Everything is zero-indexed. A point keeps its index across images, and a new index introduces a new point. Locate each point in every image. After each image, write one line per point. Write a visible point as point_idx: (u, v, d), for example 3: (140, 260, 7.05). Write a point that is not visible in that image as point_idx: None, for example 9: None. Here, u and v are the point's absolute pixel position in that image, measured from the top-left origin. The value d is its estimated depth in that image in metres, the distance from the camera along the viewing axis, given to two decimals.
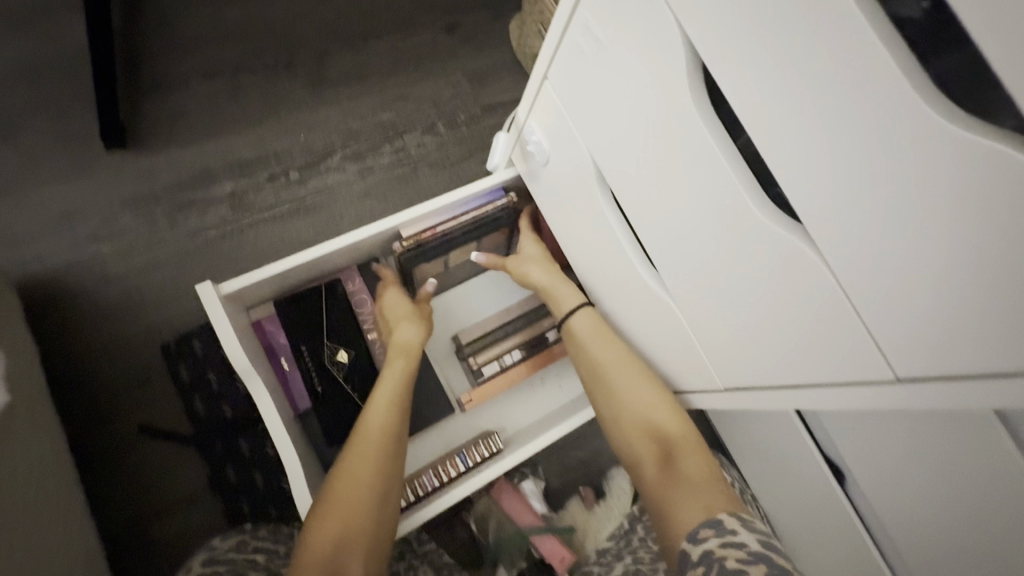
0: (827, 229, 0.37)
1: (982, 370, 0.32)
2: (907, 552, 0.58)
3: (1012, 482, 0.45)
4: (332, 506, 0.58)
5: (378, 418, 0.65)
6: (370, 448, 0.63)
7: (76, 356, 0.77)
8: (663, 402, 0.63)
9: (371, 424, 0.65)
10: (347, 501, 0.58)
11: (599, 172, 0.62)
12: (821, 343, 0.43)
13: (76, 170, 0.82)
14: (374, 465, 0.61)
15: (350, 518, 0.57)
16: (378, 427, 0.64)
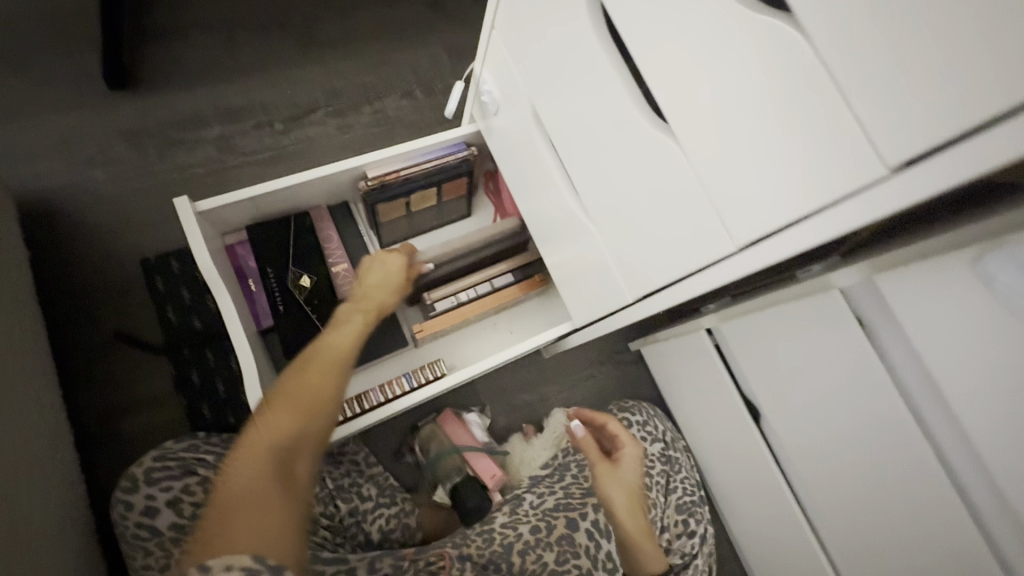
0: (682, 119, 0.45)
1: (787, 219, 0.38)
2: (792, 446, 0.73)
3: (859, 360, 0.58)
4: (249, 442, 0.61)
5: (315, 371, 0.68)
6: (299, 397, 0.65)
7: (65, 266, 0.86)
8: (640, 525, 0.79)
9: (304, 375, 0.67)
10: (260, 441, 0.61)
11: (536, 113, 0.70)
12: (681, 230, 0.50)
13: (78, 103, 0.91)
14: (294, 414, 0.64)
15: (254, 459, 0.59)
16: (314, 374, 0.68)
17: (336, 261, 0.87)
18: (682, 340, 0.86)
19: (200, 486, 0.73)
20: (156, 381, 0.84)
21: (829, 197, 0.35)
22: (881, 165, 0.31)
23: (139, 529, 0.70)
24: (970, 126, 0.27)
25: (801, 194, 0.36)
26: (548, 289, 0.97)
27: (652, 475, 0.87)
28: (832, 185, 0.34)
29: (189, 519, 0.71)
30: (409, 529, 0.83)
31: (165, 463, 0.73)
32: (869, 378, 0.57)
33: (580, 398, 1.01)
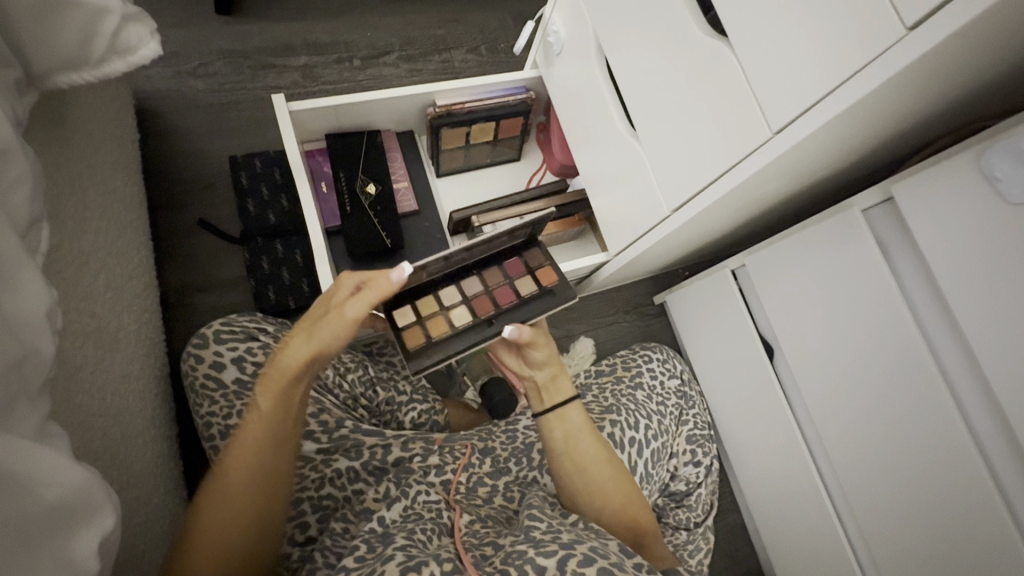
0: (737, 22, 0.52)
1: (836, 83, 0.44)
2: (801, 376, 0.79)
3: (876, 277, 0.63)
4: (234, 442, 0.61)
5: (265, 397, 0.62)
6: (258, 432, 0.61)
7: (163, 158, 0.96)
8: (599, 449, 0.73)
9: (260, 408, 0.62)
10: (234, 472, 0.60)
11: (599, 47, 0.78)
12: (726, 128, 0.56)
13: (189, 22, 1.03)
14: (263, 446, 0.61)
15: (230, 508, 0.59)
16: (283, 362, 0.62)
17: (398, 179, 0.98)
18: (707, 282, 0.93)
19: (262, 350, 0.80)
20: (229, 266, 0.93)
21: (861, 63, 0.42)
22: (902, 26, 0.39)
23: (206, 379, 0.78)
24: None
25: (836, 67, 0.44)
26: (583, 231, 1.05)
27: (667, 405, 0.94)
28: (865, 52, 0.42)
29: (250, 378, 0.79)
30: (438, 425, 0.90)
31: (231, 327, 0.81)
32: (882, 293, 0.63)
33: (604, 339, 1.08)
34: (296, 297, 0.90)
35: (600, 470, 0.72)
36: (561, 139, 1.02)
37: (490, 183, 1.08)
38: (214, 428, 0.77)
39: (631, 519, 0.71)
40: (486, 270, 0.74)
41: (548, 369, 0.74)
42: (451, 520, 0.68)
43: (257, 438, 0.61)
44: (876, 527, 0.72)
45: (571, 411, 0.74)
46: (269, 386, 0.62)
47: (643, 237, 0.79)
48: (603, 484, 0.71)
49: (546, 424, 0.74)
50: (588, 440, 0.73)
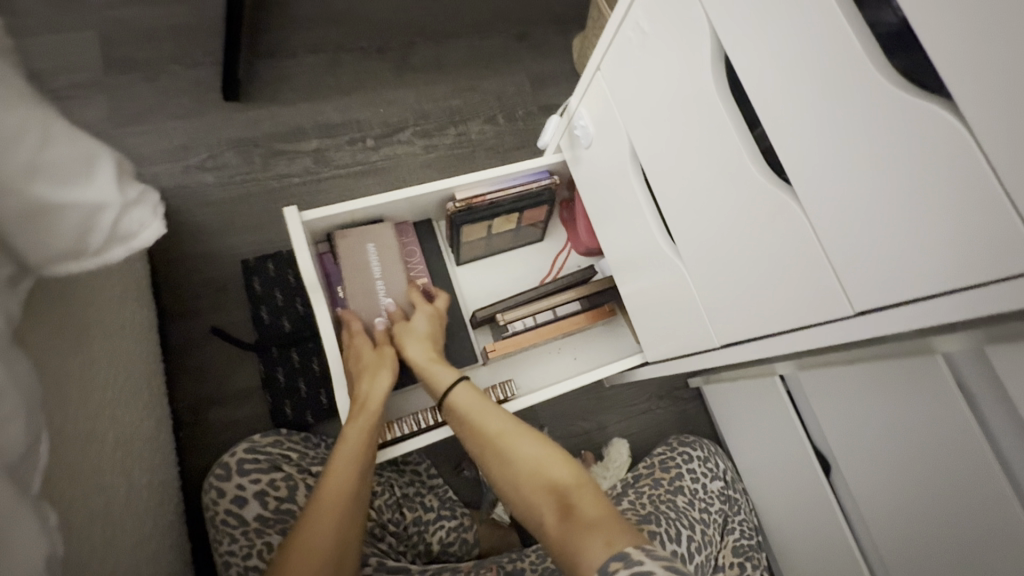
0: (809, 184, 0.46)
1: (938, 288, 0.38)
2: (865, 506, 0.72)
3: (959, 431, 0.56)
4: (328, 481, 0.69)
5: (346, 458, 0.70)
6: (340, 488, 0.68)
7: (173, 259, 0.92)
8: (497, 413, 0.70)
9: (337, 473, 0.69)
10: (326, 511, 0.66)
11: (633, 153, 0.73)
12: (794, 285, 0.51)
13: (196, 112, 0.99)
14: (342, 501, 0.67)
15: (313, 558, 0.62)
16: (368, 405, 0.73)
17: (416, 275, 0.91)
18: (753, 382, 0.86)
19: (285, 482, 0.75)
20: (243, 376, 0.88)
21: (980, 279, 0.36)
22: None
23: (227, 516, 0.73)
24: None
25: (943, 274, 0.38)
26: (615, 318, 0.99)
27: (711, 513, 0.88)
28: (982, 271, 0.36)
29: (272, 514, 0.74)
30: (468, 544, 0.84)
31: (256, 456, 0.77)
32: (964, 449, 0.56)
33: (637, 430, 1.02)
34: (314, 411, 0.86)
35: (517, 442, 0.65)
36: (588, 223, 0.97)
37: (511, 267, 1.03)
38: (233, 569, 0.72)
39: (551, 486, 0.61)
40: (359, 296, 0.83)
41: (413, 335, 0.78)
42: None
43: (335, 494, 0.67)
44: None
45: (459, 391, 0.73)
46: (346, 453, 0.70)
47: (692, 353, 0.73)
48: (508, 449, 0.65)
49: (447, 413, 0.74)
50: (480, 412, 0.70)
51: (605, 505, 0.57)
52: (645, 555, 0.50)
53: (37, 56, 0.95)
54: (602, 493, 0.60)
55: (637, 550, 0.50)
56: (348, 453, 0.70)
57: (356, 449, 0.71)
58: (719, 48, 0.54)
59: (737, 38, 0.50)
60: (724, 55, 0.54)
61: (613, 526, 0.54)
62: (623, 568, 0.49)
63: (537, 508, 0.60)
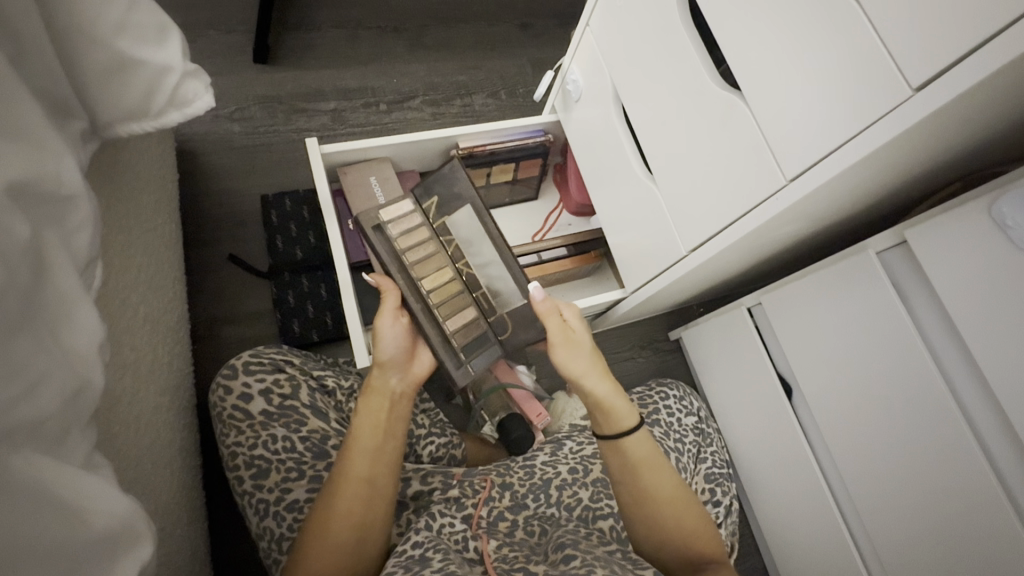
0: (750, 78, 0.56)
1: (842, 138, 0.47)
2: (820, 415, 0.79)
3: (895, 321, 0.65)
4: (343, 483, 0.65)
5: (360, 452, 0.67)
6: (355, 481, 0.65)
7: (198, 194, 1.01)
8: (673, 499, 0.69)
9: (352, 466, 0.66)
10: (345, 515, 0.63)
11: (616, 96, 0.83)
12: (740, 173, 0.59)
13: (228, 70, 1.10)
14: (361, 491, 0.65)
15: (337, 545, 0.62)
16: (376, 405, 0.71)
17: None
18: (723, 319, 0.94)
19: (288, 382, 0.82)
20: (255, 300, 0.96)
21: (871, 119, 0.44)
22: (908, 87, 0.41)
23: (234, 411, 0.80)
24: (985, 41, 0.37)
25: (845, 124, 0.47)
26: (601, 268, 1.07)
27: (684, 442, 0.94)
28: (871, 111, 0.44)
29: (276, 410, 0.80)
30: (455, 459, 0.90)
31: (259, 358, 0.83)
32: (901, 341, 0.65)
33: (619, 376, 1.08)
34: (320, 330, 0.94)
35: (648, 450, 0.71)
36: (578, 180, 1.07)
37: (507, 221, 1.12)
38: (239, 458, 0.77)
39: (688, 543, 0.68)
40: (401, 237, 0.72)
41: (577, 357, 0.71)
42: (479, 550, 0.68)
43: (355, 488, 0.65)
44: (898, 564, 0.71)
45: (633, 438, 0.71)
46: (360, 447, 0.67)
47: (659, 275, 0.81)
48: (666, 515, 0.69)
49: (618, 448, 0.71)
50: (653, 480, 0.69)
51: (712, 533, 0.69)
52: None
53: None
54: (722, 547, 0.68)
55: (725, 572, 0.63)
56: (363, 445, 0.67)
57: (373, 440, 0.68)
58: None
59: None
60: None
61: (709, 535, 0.68)
62: None
63: (683, 522, 0.68)
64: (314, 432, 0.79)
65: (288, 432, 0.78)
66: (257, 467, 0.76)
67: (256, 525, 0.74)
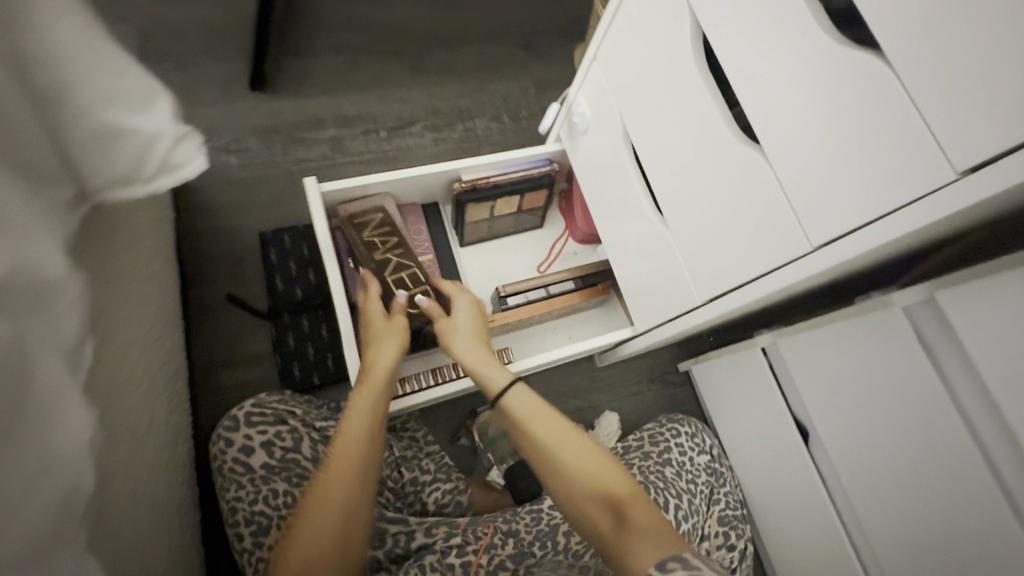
0: (773, 135, 0.53)
1: (875, 213, 0.44)
2: (839, 463, 0.76)
3: (920, 376, 0.62)
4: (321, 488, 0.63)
5: (351, 446, 0.67)
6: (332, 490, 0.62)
7: (195, 231, 0.99)
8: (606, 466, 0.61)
9: (342, 458, 0.66)
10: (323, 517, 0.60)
11: (626, 134, 0.80)
12: (762, 232, 0.57)
13: (224, 100, 1.07)
14: (349, 483, 0.64)
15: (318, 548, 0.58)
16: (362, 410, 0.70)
17: (422, 252, 0.98)
18: (736, 357, 0.91)
19: (291, 434, 0.80)
20: (255, 342, 0.93)
21: (909, 197, 0.41)
22: (952, 171, 0.38)
23: (235, 464, 0.77)
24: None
25: (878, 200, 0.44)
26: (609, 300, 1.04)
27: (697, 484, 0.91)
28: (909, 190, 0.41)
29: (278, 462, 0.78)
30: (462, 506, 0.87)
31: (262, 410, 0.81)
32: (927, 396, 0.62)
33: (628, 410, 1.06)
34: (321, 374, 0.91)
35: (569, 443, 0.63)
36: (585, 210, 1.04)
37: (512, 251, 1.09)
38: (239, 515, 0.74)
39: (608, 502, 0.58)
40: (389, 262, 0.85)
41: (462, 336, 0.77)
42: None
43: (344, 479, 0.64)
44: None
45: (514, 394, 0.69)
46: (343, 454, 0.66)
47: (672, 319, 0.79)
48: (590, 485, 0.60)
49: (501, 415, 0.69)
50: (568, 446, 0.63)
51: (660, 517, 0.56)
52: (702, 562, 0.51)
53: None
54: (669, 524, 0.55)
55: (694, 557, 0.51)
56: (355, 441, 0.67)
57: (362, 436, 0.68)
58: (698, 29, 0.61)
59: (710, 16, 0.58)
60: (703, 35, 0.62)
61: (666, 531, 0.54)
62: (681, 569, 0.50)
63: (592, 520, 0.58)
64: None
65: (290, 487, 0.76)
66: (258, 524, 0.73)
67: None
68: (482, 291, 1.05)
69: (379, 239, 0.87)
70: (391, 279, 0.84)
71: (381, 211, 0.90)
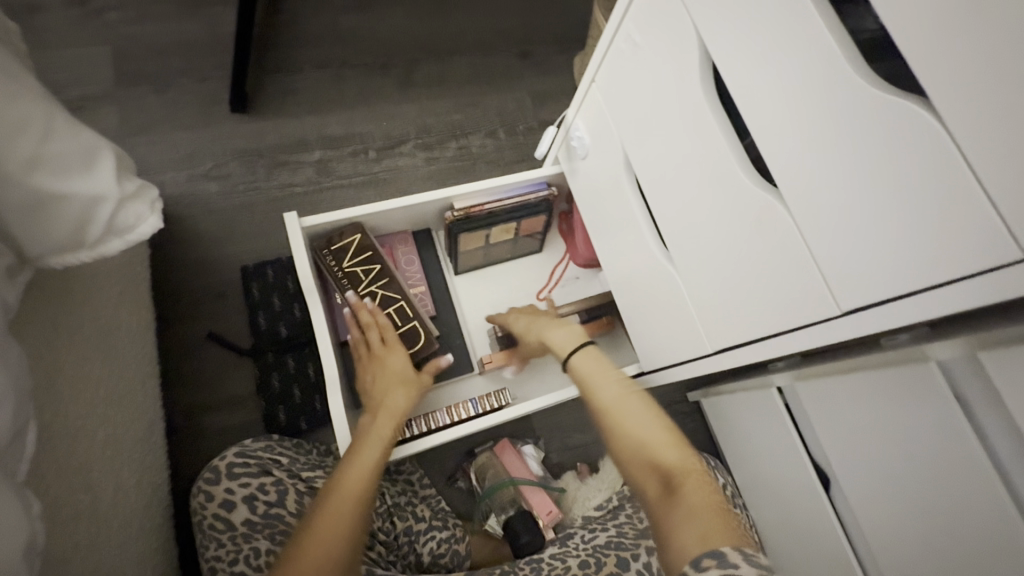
0: (795, 184, 0.46)
1: (918, 284, 0.38)
2: (865, 519, 0.69)
3: (959, 435, 0.55)
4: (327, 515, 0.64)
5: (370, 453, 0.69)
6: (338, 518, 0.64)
7: (174, 264, 0.93)
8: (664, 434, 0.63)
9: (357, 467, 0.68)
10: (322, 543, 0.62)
11: (628, 162, 0.74)
12: (783, 286, 0.51)
13: (203, 122, 1.02)
14: (360, 493, 0.66)
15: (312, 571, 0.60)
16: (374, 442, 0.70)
17: (413, 284, 0.92)
18: (750, 395, 0.86)
19: (274, 487, 0.74)
20: (238, 382, 0.88)
21: (962, 271, 0.35)
22: (1016, 249, 0.32)
23: (215, 520, 0.72)
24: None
25: (922, 270, 0.38)
26: (613, 330, 0.98)
27: None
28: (962, 263, 0.35)
29: (261, 518, 0.73)
30: (460, 555, 0.82)
31: (245, 460, 0.76)
32: (962, 459, 0.55)
33: None
34: (307, 417, 0.86)
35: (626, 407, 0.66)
36: (585, 235, 0.98)
37: (509, 278, 1.03)
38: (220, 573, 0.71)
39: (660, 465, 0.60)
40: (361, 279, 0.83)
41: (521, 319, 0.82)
42: None
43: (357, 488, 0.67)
44: None
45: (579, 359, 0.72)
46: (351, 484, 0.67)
47: (682, 362, 0.73)
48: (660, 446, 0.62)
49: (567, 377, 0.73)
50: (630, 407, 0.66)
51: (717, 498, 0.56)
52: (743, 558, 0.48)
53: (54, 68, 0.99)
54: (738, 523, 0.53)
55: (736, 551, 0.49)
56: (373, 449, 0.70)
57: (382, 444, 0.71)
58: (706, 57, 0.55)
59: (720, 45, 0.51)
60: (712, 63, 0.56)
61: (721, 520, 0.53)
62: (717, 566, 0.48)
63: (644, 485, 0.60)
64: None
65: (272, 545, 0.71)
66: None
67: None
68: (479, 321, 1.00)
69: (359, 269, 0.82)
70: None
71: (361, 233, 0.84)
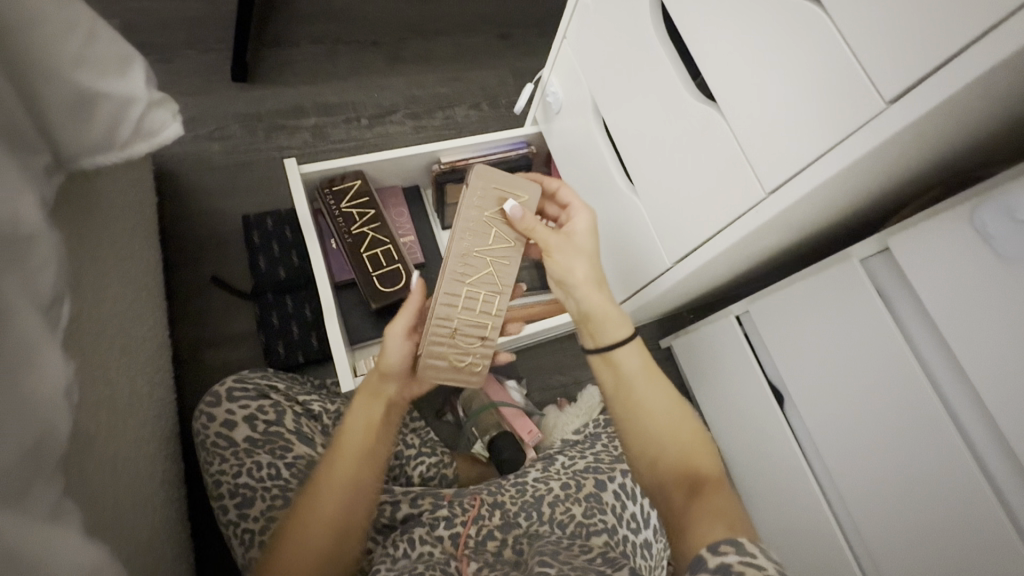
0: (728, 91, 0.55)
1: (817, 152, 0.47)
2: (813, 424, 0.77)
3: (882, 331, 0.65)
4: (317, 505, 0.60)
5: (352, 451, 0.64)
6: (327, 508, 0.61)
7: (178, 216, 1.00)
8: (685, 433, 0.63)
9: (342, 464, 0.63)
10: (315, 529, 0.59)
11: (596, 107, 0.82)
12: (720, 185, 0.59)
13: (206, 89, 1.09)
14: (353, 486, 0.63)
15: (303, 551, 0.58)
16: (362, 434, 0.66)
17: (404, 233, 0.99)
18: (713, 328, 0.94)
19: (273, 408, 0.80)
20: (240, 322, 0.95)
21: (847, 131, 0.45)
22: (882, 100, 0.42)
23: (218, 438, 0.77)
24: (961, 49, 0.37)
25: (822, 137, 0.47)
26: None
27: None
28: (848, 123, 0.44)
29: (261, 435, 0.78)
30: (447, 479, 0.88)
31: (244, 385, 0.82)
32: (892, 347, 0.64)
33: None
34: (305, 352, 0.92)
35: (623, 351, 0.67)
36: None
37: None
38: (223, 487, 0.75)
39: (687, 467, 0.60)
40: (353, 222, 0.89)
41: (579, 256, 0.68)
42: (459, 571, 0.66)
43: (343, 487, 0.62)
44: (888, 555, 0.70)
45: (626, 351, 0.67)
46: (339, 471, 0.63)
47: (644, 287, 0.80)
48: (671, 442, 0.62)
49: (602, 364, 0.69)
50: (667, 415, 0.64)
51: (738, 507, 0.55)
52: (758, 549, 0.47)
53: None
54: (746, 515, 0.54)
55: (750, 542, 0.48)
56: (356, 446, 0.65)
57: (365, 442, 0.66)
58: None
59: None
60: (662, 5, 0.65)
61: (735, 518, 0.52)
62: (735, 552, 0.46)
63: (664, 484, 0.59)
64: (300, 458, 0.78)
65: (273, 459, 0.76)
66: (242, 495, 0.73)
67: (243, 556, 0.72)
68: None
69: (355, 211, 0.90)
70: (367, 254, 0.88)
71: (361, 179, 0.92)
